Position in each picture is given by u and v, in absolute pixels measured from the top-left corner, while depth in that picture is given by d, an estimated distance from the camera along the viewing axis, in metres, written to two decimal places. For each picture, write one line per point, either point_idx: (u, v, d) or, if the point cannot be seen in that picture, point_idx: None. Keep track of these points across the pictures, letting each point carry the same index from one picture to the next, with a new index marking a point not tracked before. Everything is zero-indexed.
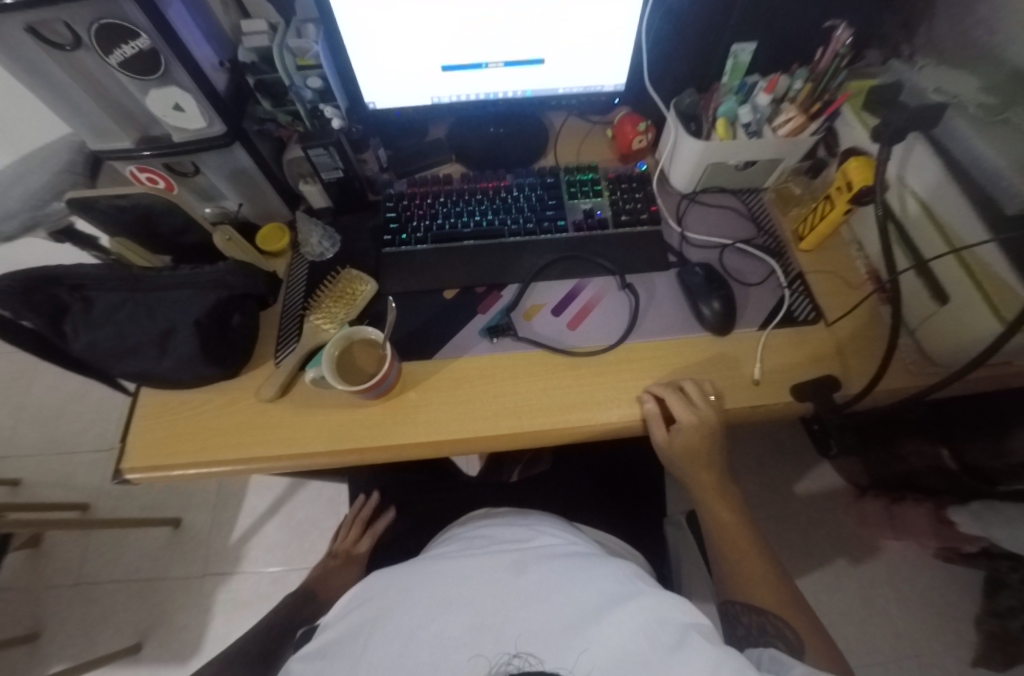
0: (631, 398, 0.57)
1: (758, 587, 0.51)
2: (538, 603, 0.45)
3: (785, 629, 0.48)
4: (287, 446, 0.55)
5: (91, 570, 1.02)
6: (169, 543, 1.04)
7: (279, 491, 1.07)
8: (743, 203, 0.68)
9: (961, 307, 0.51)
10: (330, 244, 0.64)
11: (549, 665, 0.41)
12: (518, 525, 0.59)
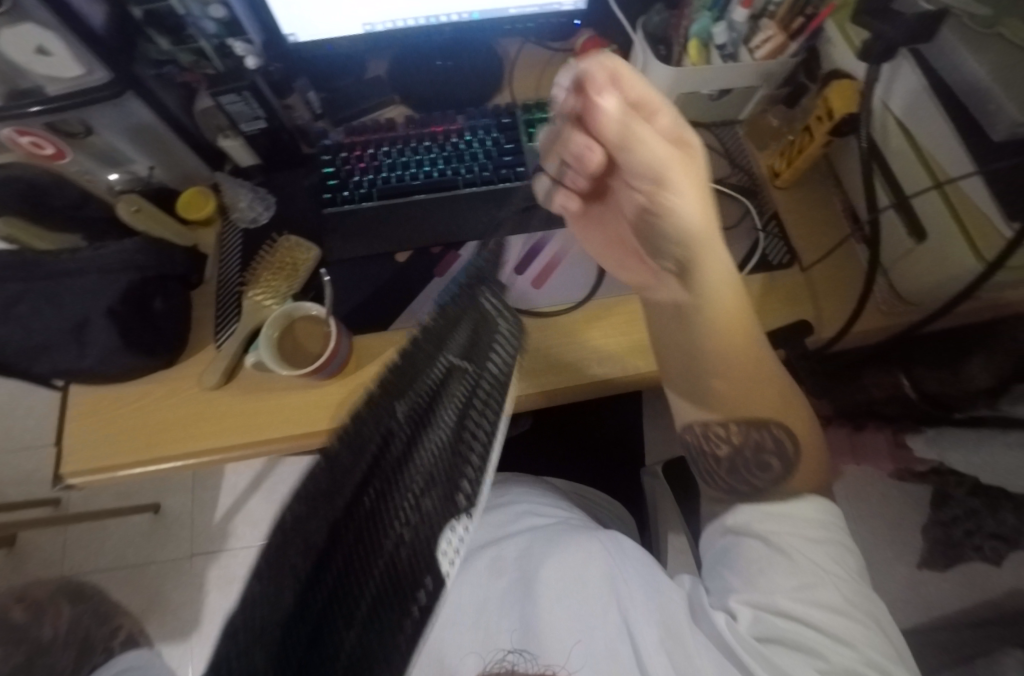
0: (606, 358, 0.54)
1: (757, 400, 0.48)
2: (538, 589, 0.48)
3: (784, 445, 0.48)
4: (240, 434, 0.51)
5: (71, 564, 1.02)
6: (153, 527, 1.04)
7: (259, 466, 1.07)
8: (718, 137, 0.63)
9: (939, 247, 0.49)
10: (264, 207, 0.58)
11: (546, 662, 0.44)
12: (499, 514, 0.58)
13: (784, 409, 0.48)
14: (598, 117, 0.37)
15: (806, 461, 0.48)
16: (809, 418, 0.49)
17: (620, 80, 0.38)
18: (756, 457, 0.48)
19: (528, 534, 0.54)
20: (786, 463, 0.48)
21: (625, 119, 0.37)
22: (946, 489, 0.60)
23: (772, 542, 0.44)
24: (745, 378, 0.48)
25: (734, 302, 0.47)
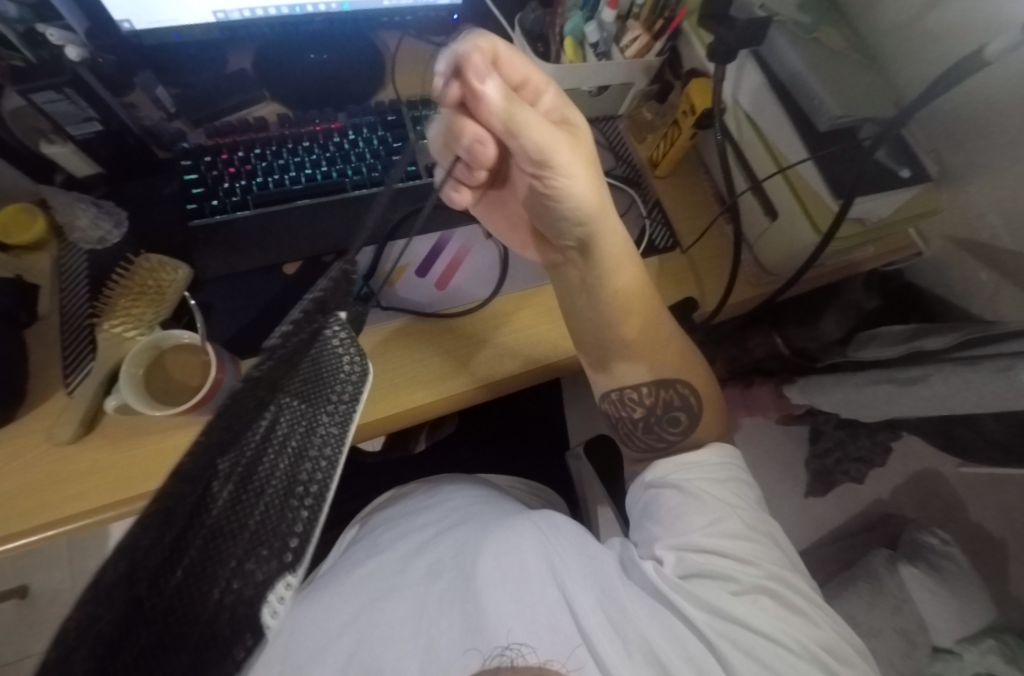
0: (519, 345, 0.55)
1: (666, 361, 0.55)
2: (487, 579, 0.43)
3: (689, 398, 0.55)
4: (114, 493, 0.43)
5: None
6: (11, 618, 0.87)
7: None
8: (599, 132, 0.66)
9: (788, 224, 0.56)
10: (112, 225, 0.50)
11: (533, 652, 0.41)
12: (438, 510, 0.52)
13: (685, 365, 0.56)
14: (483, 104, 0.36)
15: (705, 408, 0.56)
16: (705, 372, 0.57)
17: (499, 58, 0.38)
18: (665, 415, 0.55)
19: (447, 527, 0.50)
20: (691, 414, 0.55)
21: (510, 104, 0.36)
22: (819, 426, 0.76)
23: (684, 487, 0.50)
24: (652, 344, 0.55)
25: (632, 285, 0.52)
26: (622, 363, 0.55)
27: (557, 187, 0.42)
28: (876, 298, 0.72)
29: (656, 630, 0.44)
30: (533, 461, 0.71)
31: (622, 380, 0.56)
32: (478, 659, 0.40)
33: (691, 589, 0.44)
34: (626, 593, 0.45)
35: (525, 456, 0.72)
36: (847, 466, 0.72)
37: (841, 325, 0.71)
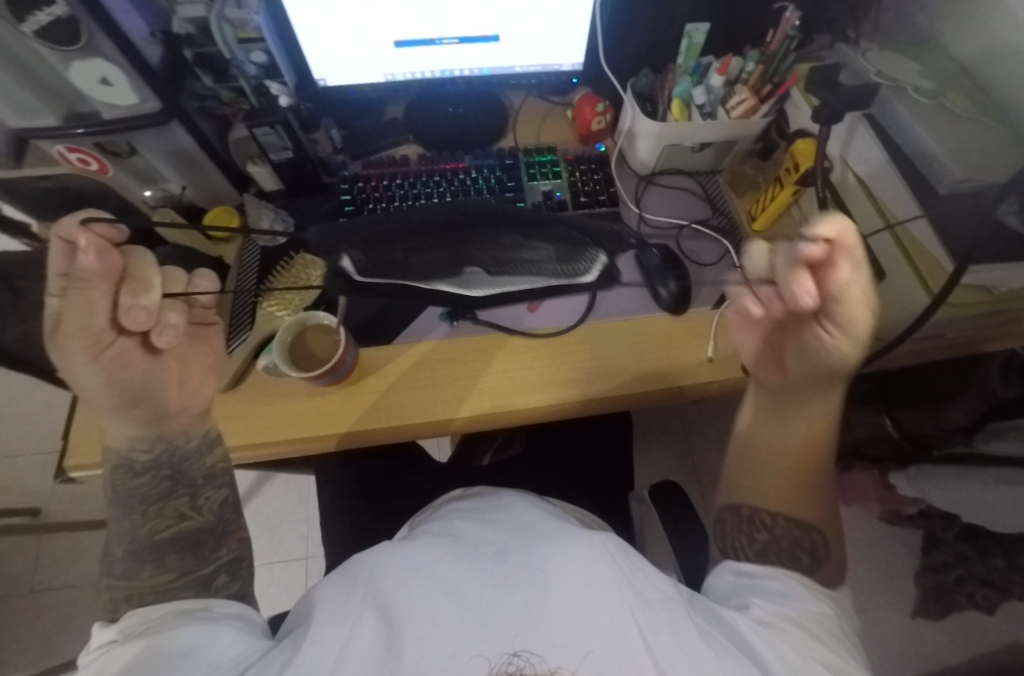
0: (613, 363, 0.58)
1: (802, 502, 0.52)
2: (524, 574, 0.41)
3: (817, 542, 0.50)
4: (251, 436, 0.53)
5: (51, 575, 1.02)
6: None
7: (249, 485, 1.07)
8: (701, 184, 0.69)
9: (898, 281, 0.54)
10: (283, 228, 0.63)
11: (551, 663, 0.36)
12: (490, 508, 0.50)
13: (825, 519, 0.52)
14: (829, 269, 0.40)
15: (832, 562, 0.50)
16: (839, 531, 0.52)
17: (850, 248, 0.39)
18: (786, 551, 0.50)
19: (506, 521, 0.48)
20: (813, 559, 0.49)
21: (857, 282, 0.41)
22: (937, 534, 0.85)
23: (786, 580, 0.46)
24: (797, 475, 0.53)
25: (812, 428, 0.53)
26: (758, 486, 0.54)
27: (829, 342, 0.45)
28: (1014, 387, 0.73)
29: (720, 655, 0.38)
30: (595, 495, 0.71)
31: (758, 502, 0.53)
32: (487, 661, 0.36)
33: (777, 638, 0.40)
34: (680, 624, 0.39)
35: (589, 490, 0.71)
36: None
37: (968, 412, 0.75)
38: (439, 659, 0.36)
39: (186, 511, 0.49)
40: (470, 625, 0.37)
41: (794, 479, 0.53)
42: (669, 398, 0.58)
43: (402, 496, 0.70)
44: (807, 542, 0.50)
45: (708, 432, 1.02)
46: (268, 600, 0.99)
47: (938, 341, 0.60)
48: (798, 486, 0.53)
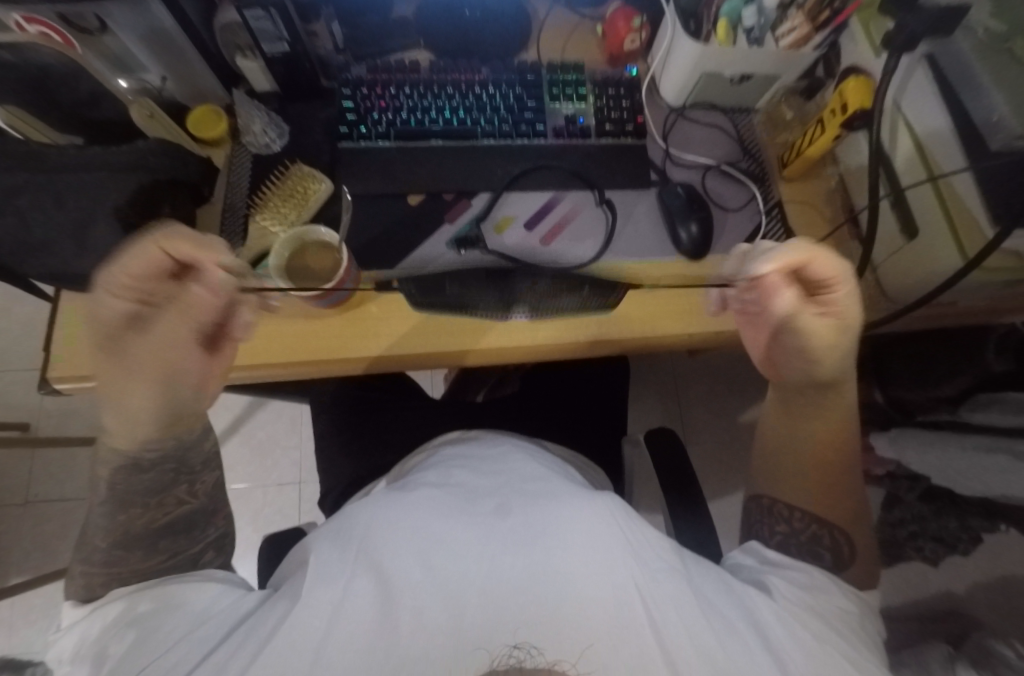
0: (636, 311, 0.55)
1: (824, 499, 0.51)
2: (528, 551, 0.39)
3: (841, 542, 0.49)
4: (246, 355, 0.51)
5: (43, 488, 1.02)
6: None
7: (240, 409, 1.05)
8: (733, 123, 0.64)
9: (930, 243, 0.51)
10: (277, 135, 0.58)
11: (551, 657, 0.34)
12: (493, 465, 0.50)
13: (852, 521, 0.50)
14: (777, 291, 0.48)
15: (859, 561, 0.48)
16: (869, 536, 0.50)
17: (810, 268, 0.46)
18: (808, 546, 0.49)
19: (512, 487, 0.47)
20: (838, 558, 0.48)
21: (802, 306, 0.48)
22: None
23: (811, 573, 0.46)
24: (822, 466, 0.52)
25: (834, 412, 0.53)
26: (779, 476, 0.54)
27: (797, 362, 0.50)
28: (1006, 362, 0.69)
29: (721, 632, 0.37)
30: (590, 440, 0.70)
31: (777, 491, 0.53)
32: (489, 656, 0.34)
33: (800, 627, 0.40)
34: (691, 607, 0.37)
35: (582, 434, 0.71)
36: (922, 543, 0.70)
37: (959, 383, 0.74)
38: (437, 651, 0.34)
39: (183, 497, 0.47)
40: (472, 591, 0.37)
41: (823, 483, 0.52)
42: (675, 347, 0.57)
43: (398, 428, 0.69)
44: (828, 544, 0.49)
45: (703, 384, 1.02)
46: (261, 519, 1.01)
47: (950, 310, 0.59)
48: (825, 481, 0.52)
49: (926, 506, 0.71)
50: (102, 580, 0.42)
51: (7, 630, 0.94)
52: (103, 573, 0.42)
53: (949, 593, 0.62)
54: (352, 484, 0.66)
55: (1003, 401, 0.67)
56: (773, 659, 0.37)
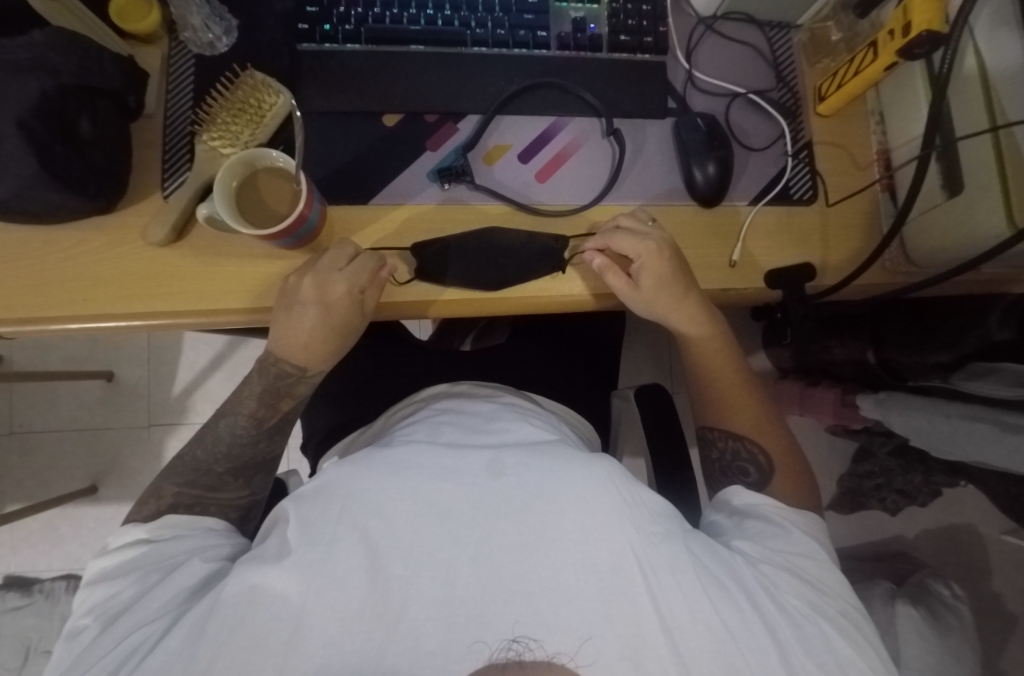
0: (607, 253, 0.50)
1: (739, 415, 0.53)
2: (518, 526, 0.38)
3: (759, 456, 0.52)
4: (199, 301, 0.46)
5: (22, 420, 0.98)
6: (106, 394, 1.00)
7: (220, 344, 1.02)
8: (768, 41, 0.54)
9: (971, 205, 0.44)
10: (222, 31, 0.48)
11: (549, 649, 0.35)
12: (483, 422, 0.47)
13: (761, 430, 0.52)
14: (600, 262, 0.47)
15: (783, 470, 0.51)
16: (785, 439, 0.53)
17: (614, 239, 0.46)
18: (734, 463, 0.53)
19: (501, 447, 0.44)
20: (763, 472, 0.51)
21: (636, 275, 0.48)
22: (873, 449, 0.97)
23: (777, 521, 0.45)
24: (734, 391, 0.54)
25: (710, 342, 0.53)
26: (704, 402, 0.55)
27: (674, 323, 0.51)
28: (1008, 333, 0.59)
29: (726, 617, 0.37)
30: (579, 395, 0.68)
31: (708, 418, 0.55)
32: (487, 650, 0.34)
33: (781, 592, 0.40)
34: (688, 587, 0.37)
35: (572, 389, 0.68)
36: (885, 494, 0.98)
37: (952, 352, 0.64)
38: (433, 649, 0.34)
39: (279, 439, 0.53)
40: (465, 564, 0.36)
41: (729, 396, 0.54)
42: None
43: (380, 376, 0.66)
44: (745, 458, 0.52)
45: None
46: None
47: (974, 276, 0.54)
48: (735, 401, 0.54)
49: (894, 459, 0.92)
50: (189, 501, 0.46)
51: (9, 552, 0.96)
52: (197, 494, 0.46)
53: (895, 540, 1.02)
54: (334, 432, 0.64)
55: (999, 374, 0.61)
56: (776, 646, 0.37)
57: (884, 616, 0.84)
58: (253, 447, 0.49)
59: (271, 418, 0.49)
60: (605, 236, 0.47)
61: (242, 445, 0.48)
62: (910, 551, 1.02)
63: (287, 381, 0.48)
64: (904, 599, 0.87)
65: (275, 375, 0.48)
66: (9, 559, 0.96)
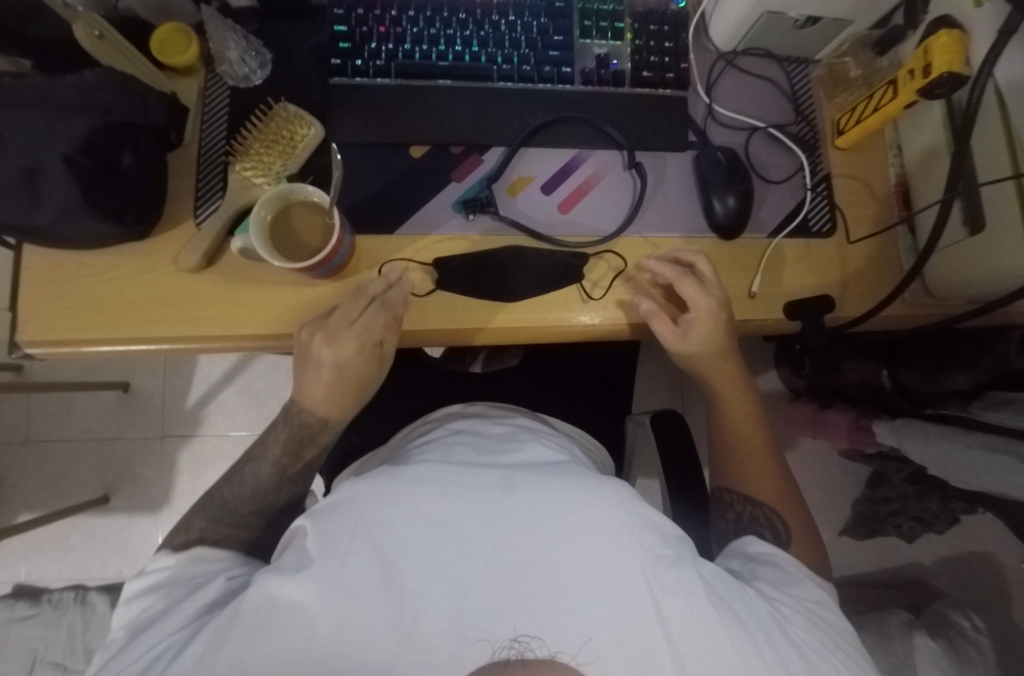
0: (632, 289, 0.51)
1: (756, 477, 0.55)
2: (528, 528, 0.38)
3: (776, 520, 0.52)
4: (227, 325, 0.47)
5: (39, 428, 1.00)
6: (122, 404, 1.01)
7: (235, 357, 1.03)
8: (787, 76, 0.55)
9: (994, 244, 0.44)
10: (258, 64, 0.49)
11: (551, 648, 0.34)
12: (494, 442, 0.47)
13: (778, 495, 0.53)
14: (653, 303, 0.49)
15: (800, 537, 0.50)
16: (800, 509, 0.53)
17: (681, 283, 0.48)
18: (751, 526, 0.53)
19: (513, 462, 0.44)
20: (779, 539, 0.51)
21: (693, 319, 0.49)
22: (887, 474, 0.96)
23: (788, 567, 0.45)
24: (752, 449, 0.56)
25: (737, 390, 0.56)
26: (727, 463, 0.57)
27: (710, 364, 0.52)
28: None
29: (731, 630, 0.36)
30: (594, 418, 0.68)
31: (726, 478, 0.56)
32: (490, 648, 0.33)
33: (795, 629, 0.39)
34: (693, 597, 0.37)
35: (587, 412, 0.69)
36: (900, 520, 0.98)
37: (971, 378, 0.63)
38: (438, 644, 0.33)
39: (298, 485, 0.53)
40: (476, 575, 0.35)
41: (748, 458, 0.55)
42: None
43: (397, 397, 0.66)
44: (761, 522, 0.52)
45: None
46: None
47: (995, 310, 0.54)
48: (753, 461, 0.55)
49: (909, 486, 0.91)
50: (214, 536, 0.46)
51: (20, 560, 0.97)
52: (222, 532, 0.46)
53: (910, 567, 1.01)
54: (350, 452, 0.65)
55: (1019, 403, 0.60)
56: None
57: (899, 647, 0.83)
58: (276, 493, 0.49)
59: (294, 465, 0.49)
60: (677, 274, 0.48)
61: (265, 489, 0.48)
62: (925, 578, 1.01)
63: (311, 430, 0.48)
64: (921, 629, 0.86)
65: (299, 423, 0.48)
66: (20, 567, 0.97)
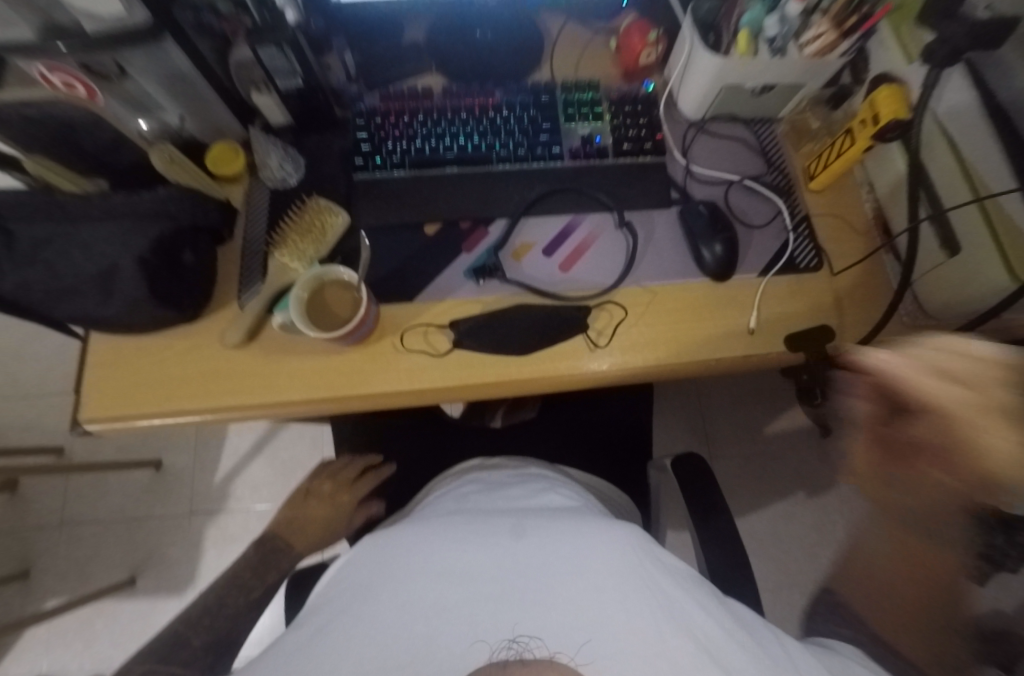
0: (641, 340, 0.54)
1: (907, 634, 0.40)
2: (531, 547, 0.41)
3: None
4: (266, 393, 0.52)
5: (77, 510, 1.04)
6: (153, 483, 1.06)
7: (262, 431, 1.08)
8: (755, 135, 0.62)
9: (972, 263, 0.47)
10: (293, 169, 0.58)
11: (549, 647, 0.36)
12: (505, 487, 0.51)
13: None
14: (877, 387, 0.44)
15: None
16: None
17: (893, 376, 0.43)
18: None
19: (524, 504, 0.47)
20: None
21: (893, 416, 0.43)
22: None
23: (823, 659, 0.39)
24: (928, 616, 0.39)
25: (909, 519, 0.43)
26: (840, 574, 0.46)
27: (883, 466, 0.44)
28: None
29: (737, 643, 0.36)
30: (613, 465, 0.69)
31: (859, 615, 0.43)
32: (488, 650, 0.36)
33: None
34: (688, 605, 0.38)
35: (606, 459, 0.70)
36: None
37: None
38: (443, 647, 0.36)
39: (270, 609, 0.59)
40: (481, 589, 0.38)
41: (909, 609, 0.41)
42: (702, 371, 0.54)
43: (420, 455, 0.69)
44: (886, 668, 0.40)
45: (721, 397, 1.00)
46: None
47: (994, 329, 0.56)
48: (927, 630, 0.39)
49: None
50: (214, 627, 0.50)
51: (45, 650, 0.98)
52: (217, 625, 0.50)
53: None
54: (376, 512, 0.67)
55: None
56: None
57: None
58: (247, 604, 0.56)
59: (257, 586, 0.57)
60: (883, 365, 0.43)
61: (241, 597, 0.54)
62: None
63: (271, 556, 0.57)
64: None
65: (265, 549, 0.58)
66: (43, 658, 0.97)
